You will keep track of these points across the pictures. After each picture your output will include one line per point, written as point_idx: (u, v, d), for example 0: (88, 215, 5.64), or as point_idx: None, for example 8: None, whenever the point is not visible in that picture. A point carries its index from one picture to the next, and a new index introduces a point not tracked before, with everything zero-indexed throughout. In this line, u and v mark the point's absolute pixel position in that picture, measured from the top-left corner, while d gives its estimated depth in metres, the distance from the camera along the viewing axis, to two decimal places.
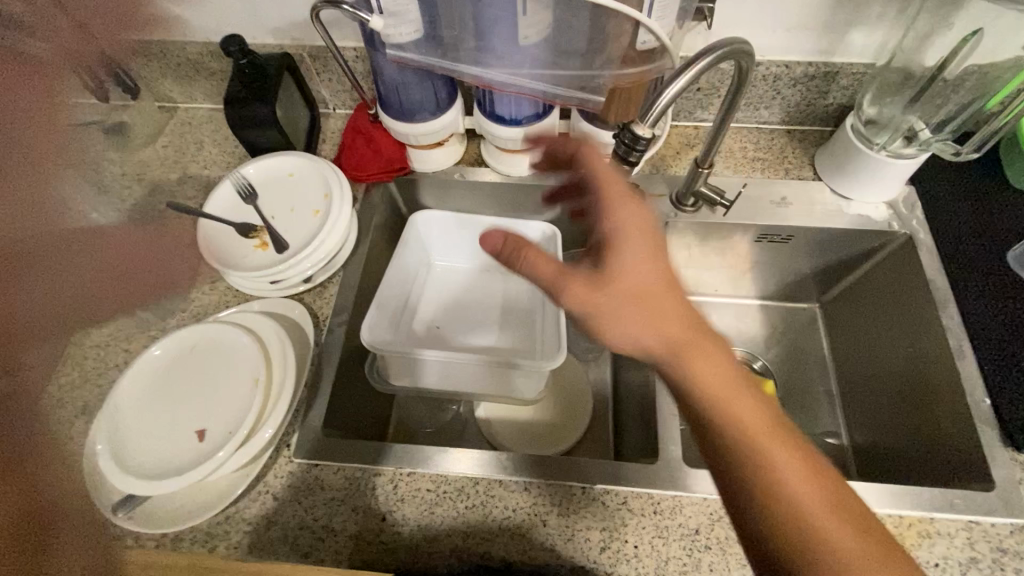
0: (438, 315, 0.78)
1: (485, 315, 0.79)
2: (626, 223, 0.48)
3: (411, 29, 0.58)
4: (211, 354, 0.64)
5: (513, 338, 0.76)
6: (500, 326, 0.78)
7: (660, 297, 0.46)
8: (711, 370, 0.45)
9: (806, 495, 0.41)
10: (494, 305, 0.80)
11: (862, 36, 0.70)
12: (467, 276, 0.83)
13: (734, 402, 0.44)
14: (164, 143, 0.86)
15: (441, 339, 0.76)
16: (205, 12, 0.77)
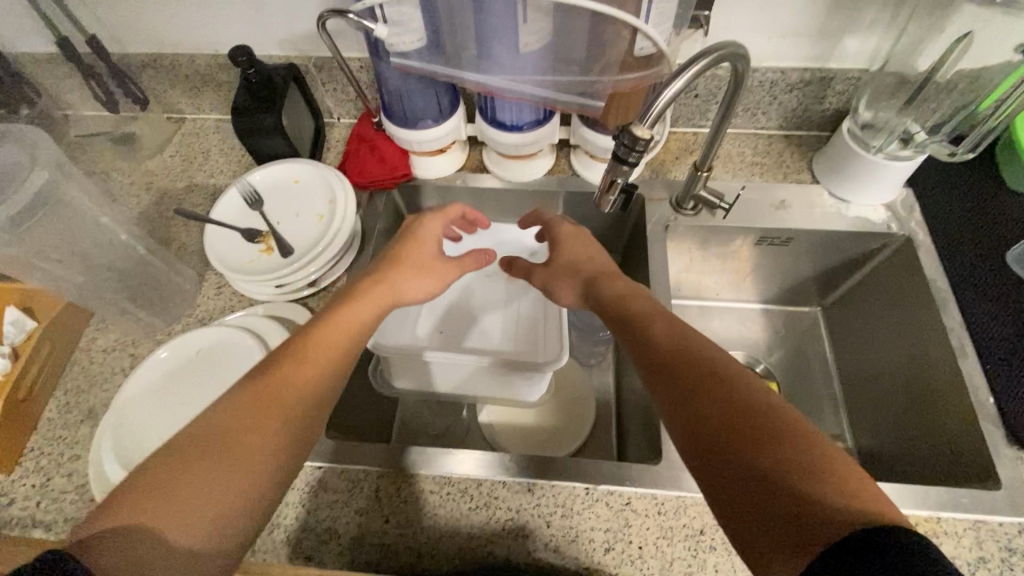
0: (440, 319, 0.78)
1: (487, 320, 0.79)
2: (565, 237, 0.65)
3: (414, 38, 0.60)
4: (217, 356, 0.64)
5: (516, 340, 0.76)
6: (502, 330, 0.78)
7: (585, 267, 0.61)
8: (641, 306, 0.52)
9: (713, 389, 0.40)
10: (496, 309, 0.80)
11: (856, 42, 0.71)
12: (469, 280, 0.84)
13: (653, 327, 0.48)
14: (172, 153, 0.88)
15: (443, 341, 0.76)
16: (213, 25, 0.79)
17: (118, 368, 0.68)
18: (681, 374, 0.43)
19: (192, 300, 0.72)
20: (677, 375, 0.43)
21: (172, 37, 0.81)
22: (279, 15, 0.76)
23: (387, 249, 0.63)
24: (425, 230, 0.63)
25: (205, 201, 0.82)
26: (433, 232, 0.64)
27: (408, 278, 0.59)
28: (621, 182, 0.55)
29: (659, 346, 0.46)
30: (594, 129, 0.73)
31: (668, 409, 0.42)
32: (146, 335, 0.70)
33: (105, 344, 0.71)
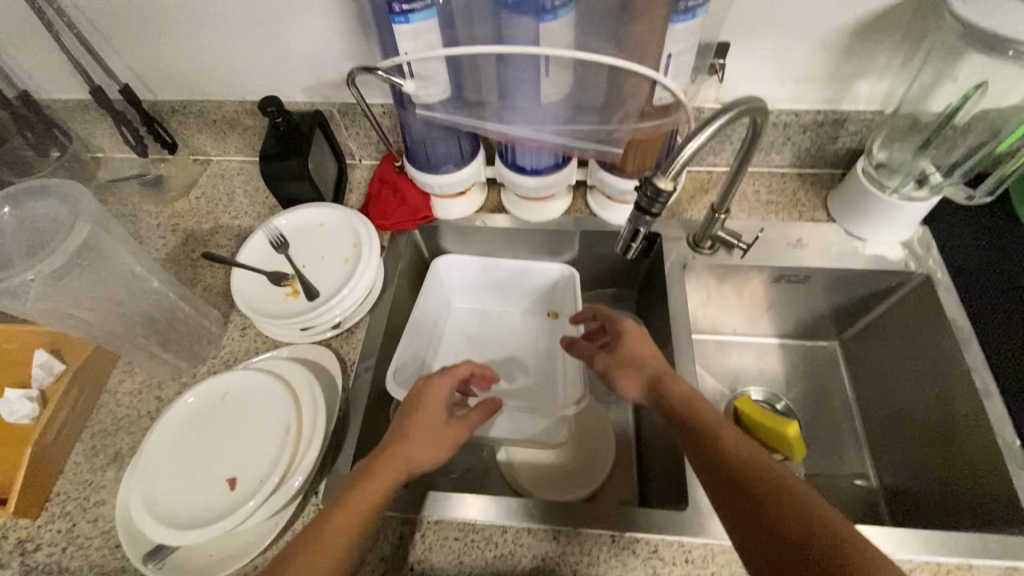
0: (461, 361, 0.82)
1: (506, 360, 0.82)
2: (625, 328, 0.65)
3: (439, 90, 0.62)
4: (244, 400, 0.65)
5: (535, 383, 0.79)
6: (521, 371, 0.81)
7: (648, 359, 0.61)
8: (707, 412, 0.53)
9: (793, 511, 0.42)
10: (514, 348, 0.83)
11: (868, 85, 0.72)
12: (487, 318, 0.87)
13: (723, 438, 0.50)
14: (197, 194, 0.90)
15: None
16: (241, 74, 0.82)
17: (144, 411, 0.69)
18: (759, 491, 0.44)
19: (218, 341, 0.73)
20: (755, 493, 0.44)
21: (201, 85, 0.84)
22: (305, 64, 0.79)
23: (395, 419, 0.59)
24: (430, 396, 0.59)
25: (231, 242, 0.83)
26: (439, 396, 0.60)
27: (415, 449, 0.55)
28: (644, 231, 0.56)
29: (731, 460, 0.48)
30: (613, 172, 0.74)
31: (751, 522, 0.44)
32: (172, 378, 0.71)
33: (131, 386, 0.72)
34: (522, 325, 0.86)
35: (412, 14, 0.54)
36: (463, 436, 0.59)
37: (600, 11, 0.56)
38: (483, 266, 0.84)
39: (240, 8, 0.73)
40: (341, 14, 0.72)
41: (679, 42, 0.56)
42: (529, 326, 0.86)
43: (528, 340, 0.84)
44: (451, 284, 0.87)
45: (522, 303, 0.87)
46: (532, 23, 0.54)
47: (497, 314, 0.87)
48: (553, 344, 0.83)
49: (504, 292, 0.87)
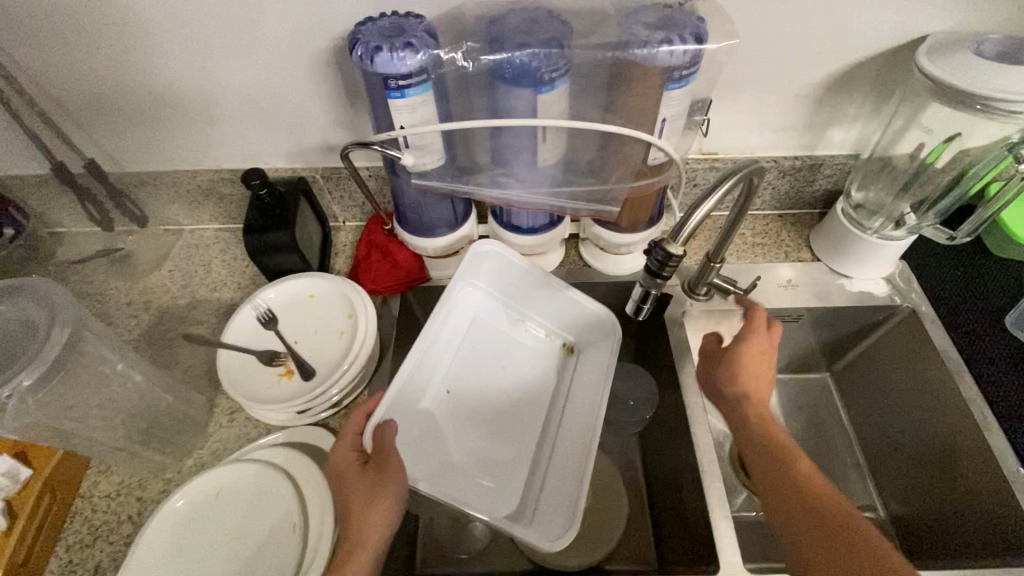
0: (455, 373, 0.76)
1: (504, 382, 0.77)
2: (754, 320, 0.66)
3: (435, 158, 0.61)
4: (239, 500, 0.59)
5: (524, 420, 0.75)
6: (519, 402, 0.76)
7: (756, 367, 0.64)
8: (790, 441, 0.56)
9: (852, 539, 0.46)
10: (516, 370, 0.78)
11: (840, 133, 0.75)
12: (502, 326, 0.80)
13: (801, 466, 0.53)
14: (172, 268, 0.86)
15: (448, 412, 0.73)
16: (217, 143, 0.79)
17: (127, 514, 0.64)
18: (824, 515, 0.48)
19: (205, 429, 0.69)
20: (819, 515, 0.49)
21: (171, 155, 0.80)
22: (285, 132, 0.77)
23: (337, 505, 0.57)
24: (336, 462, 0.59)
25: (211, 317, 0.79)
26: (345, 459, 0.58)
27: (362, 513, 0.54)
28: (655, 292, 0.56)
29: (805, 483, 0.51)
30: (607, 227, 0.74)
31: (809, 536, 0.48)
32: (157, 474, 0.66)
33: (108, 488, 0.66)
34: (533, 346, 0.80)
35: (408, 89, 0.54)
36: (394, 466, 0.57)
37: (594, 80, 0.56)
38: (518, 270, 0.77)
39: (217, 79, 0.71)
40: (322, 82, 0.71)
41: (673, 107, 0.56)
42: (537, 347, 0.80)
43: (528, 368, 0.78)
44: (476, 271, 0.78)
45: (544, 322, 0.81)
46: (531, 95, 0.54)
47: (515, 324, 0.81)
48: (559, 383, 0.78)
49: (532, 303, 0.80)
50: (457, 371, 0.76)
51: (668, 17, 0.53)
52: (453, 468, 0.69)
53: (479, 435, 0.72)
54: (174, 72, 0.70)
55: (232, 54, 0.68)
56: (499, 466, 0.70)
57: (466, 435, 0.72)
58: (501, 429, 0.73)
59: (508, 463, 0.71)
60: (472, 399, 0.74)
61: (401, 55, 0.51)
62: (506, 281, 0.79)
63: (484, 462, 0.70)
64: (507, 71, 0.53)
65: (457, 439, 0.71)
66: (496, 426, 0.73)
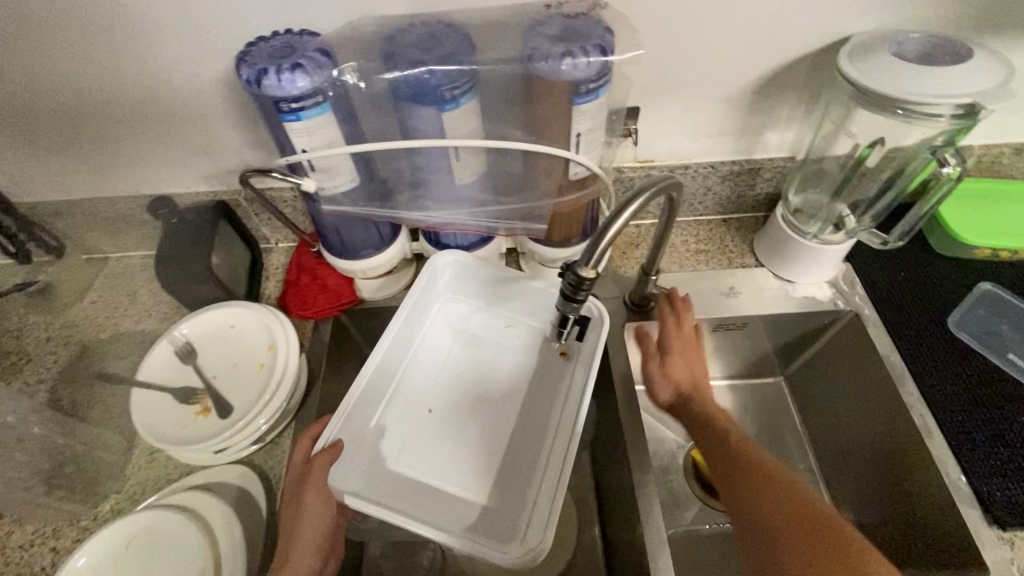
0: (433, 385, 0.72)
1: (489, 396, 0.71)
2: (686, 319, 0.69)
3: (347, 181, 0.58)
4: (156, 550, 0.56)
5: (514, 432, 0.69)
6: (506, 412, 0.70)
7: (691, 356, 0.68)
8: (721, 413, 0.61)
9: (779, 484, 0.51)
10: (504, 381, 0.72)
11: (776, 136, 0.74)
12: (483, 335, 0.76)
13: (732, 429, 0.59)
14: (94, 299, 0.81)
15: (429, 429, 0.68)
16: (132, 169, 0.75)
17: (36, 568, 0.60)
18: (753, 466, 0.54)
19: (123, 472, 0.66)
20: (750, 468, 0.53)
21: (84, 182, 0.76)
22: (201, 154, 0.74)
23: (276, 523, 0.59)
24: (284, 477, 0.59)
25: (133, 351, 0.75)
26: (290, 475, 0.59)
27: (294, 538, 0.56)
28: (572, 315, 0.53)
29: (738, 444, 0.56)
30: (540, 241, 0.71)
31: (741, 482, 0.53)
32: (70, 523, 0.63)
33: (21, 539, 0.62)
34: (524, 349, 0.74)
35: (303, 112, 0.50)
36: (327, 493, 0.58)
37: (504, 98, 0.54)
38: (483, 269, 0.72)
39: (123, 103, 0.67)
40: (233, 102, 0.67)
41: (586, 121, 0.53)
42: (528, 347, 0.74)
43: (516, 372, 0.73)
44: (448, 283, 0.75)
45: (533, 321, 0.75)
46: (434, 113, 0.51)
47: (499, 329, 0.76)
48: (555, 391, 0.70)
49: (513, 305, 0.75)
50: (435, 387, 0.71)
51: (572, 28, 0.51)
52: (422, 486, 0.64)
53: (456, 455, 0.67)
54: (74, 97, 0.66)
55: (134, 77, 0.64)
56: (485, 478, 0.65)
57: (451, 452, 0.67)
58: (482, 445, 0.67)
59: (490, 480, 0.65)
60: (457, 412, 0.70)
61: (289, 77, 0.48)
62: (474, 285, 0.75)
63: (473, 475, 0.65)
64: (407, 90, 0.50)
65: (437, 454, 0.67)
66: (477, 444, 0.68)
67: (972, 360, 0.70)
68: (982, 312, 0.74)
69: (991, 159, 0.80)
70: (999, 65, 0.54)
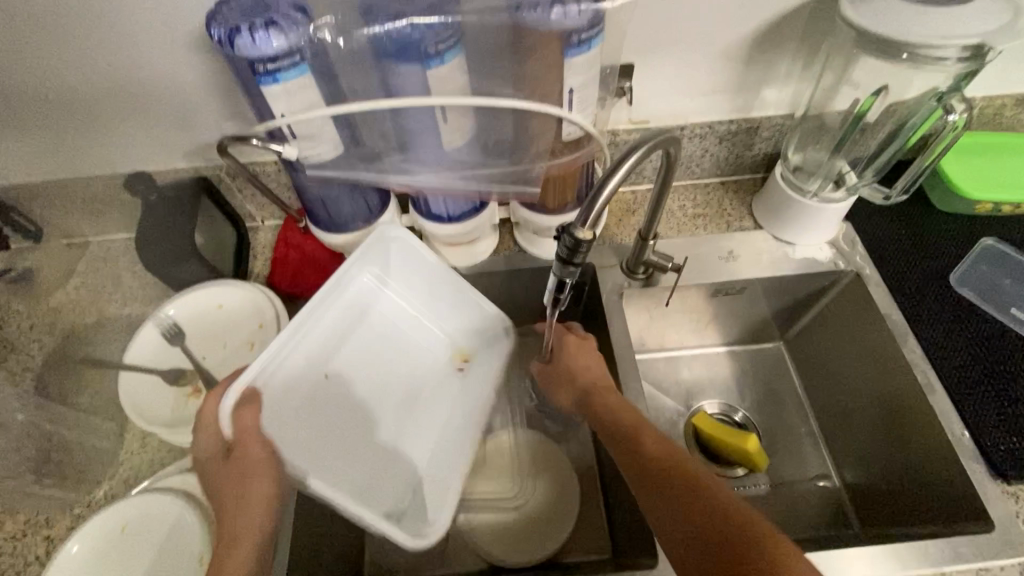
0: (337, 349, 0.63)
1: (387, 388, 0.67)
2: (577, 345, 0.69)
3: (330, 148, 0.55)
4: (152, 528, 0.56)
5: (400, 432, 0.66)
6: (400, 407, 0.67)
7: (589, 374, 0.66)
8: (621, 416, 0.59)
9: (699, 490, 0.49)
10: (409, 382, 0.69)
11: (774, 92, 0.71)
12: (395, 322, 0.70)
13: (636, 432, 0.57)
14: (78, 285, 0.77)
15: (321, 400, 0.60)
16: (107, 146, 0.72)
17: (31, 557, 0.59)
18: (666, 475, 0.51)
19: (115, 457, 0.65)
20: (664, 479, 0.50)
21: (57, 162, 0.73)
22: (178, 128, 0.71)
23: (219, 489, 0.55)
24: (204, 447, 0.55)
25: (120, 336, 0.73)
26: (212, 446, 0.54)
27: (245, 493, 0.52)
28: (569, 279, 0.52)
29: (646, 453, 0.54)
30: (534, 209, 0.69)
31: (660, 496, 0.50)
32: (62, 511, 0.62)
33: (13, 530, 0.61)
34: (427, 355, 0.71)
35: (280, 73, 0.48)
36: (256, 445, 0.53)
37: (490, 53, 0.51)
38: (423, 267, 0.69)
39: (90, 76, 0.64)
40: (208, 71, 0.64)
41: (578, 76, 0.51)
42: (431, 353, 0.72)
43: (416, 374, 0.70)
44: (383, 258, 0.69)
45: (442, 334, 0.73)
46: (419, 71, 0.49)
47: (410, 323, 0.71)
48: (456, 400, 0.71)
49: (432, 310, 0.73)
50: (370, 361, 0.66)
51: None
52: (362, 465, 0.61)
53: (353, 445, 0.62)
54: (35, 70, 0.62)
55: (99, 47, 0.61)
56: (372, 469, 0.62)
57: (339, 436, 0.61)
58: (374, 438, 0.64)
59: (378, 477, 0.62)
60: (352, 392, 0.64)
61: (262, 36, 0.45)
62: (407, 273, 0.70)
63: (359, 463, 0.61)
64: (389, 46, 0.48)
65: (324, 431, 0.60)
66: (366, 435, 0.63)
67: (974, 316, 0.69)
68: (986, 268, 0.73)
69: (992, 112, 0.78)
70: (1006, 3, 0.52)
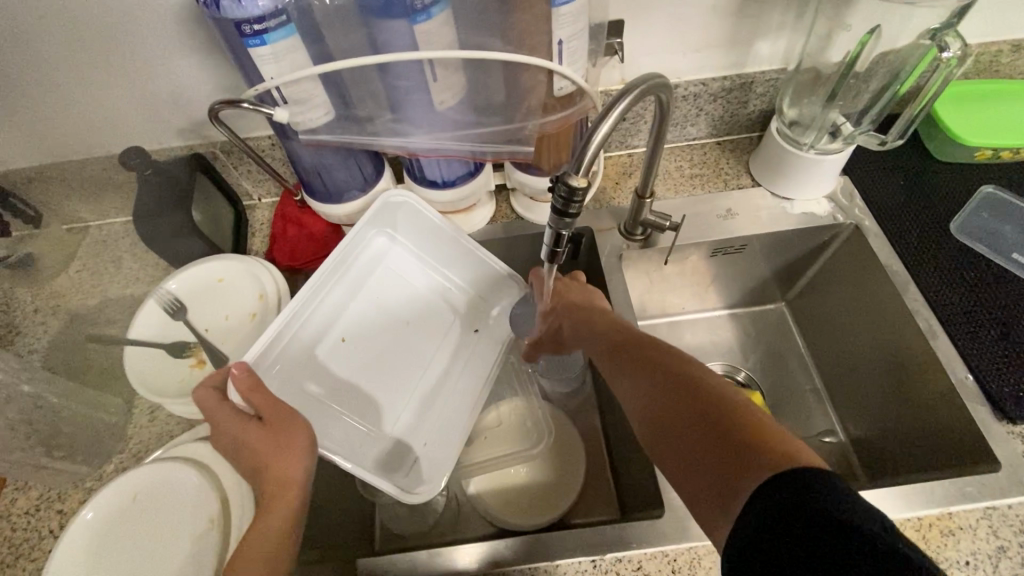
0: (347, 312, 0.66)
1: (401, 345, 0.69)
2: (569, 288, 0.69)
3: (321, 112, 0.55)
4: (163, 498, 0.56)
5: (414, 383, 0.68)
6: (422, 359, 0.69)
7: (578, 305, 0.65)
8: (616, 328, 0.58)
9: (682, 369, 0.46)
10: (427, 335, 0.71)
11: (767, 45, 0.71)
12: (414, 282, 0.72)
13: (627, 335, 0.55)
14: (80, 268, 0.78)
15: (338, 362, 0.64)
16: (100, 127, 0.72)
17: (47, 529, 0.60)
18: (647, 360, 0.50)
19: (123, 432, 0.66)
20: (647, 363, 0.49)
21: (51, 146, 0.73)
22: (170, 106, 0.71)
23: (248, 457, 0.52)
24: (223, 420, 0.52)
25: (124, 315, 0.73)
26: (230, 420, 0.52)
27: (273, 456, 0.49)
28: (566, 232, 0.52)
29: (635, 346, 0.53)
30: (529, 171, 0.70)
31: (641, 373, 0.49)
32: (74, 484, 0.63)
33: (27, 505, 0.62)
34: (448, 308, 0.73)
35: (267, 34, 0.47)
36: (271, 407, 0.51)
37: (476, 6, 0.51)
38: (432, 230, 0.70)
39: (74, 55, 0.63)
40: (195, 44, 0.64)
41: (567, 27, 0.51)
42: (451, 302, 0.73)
43: (434, 327, 0.71)
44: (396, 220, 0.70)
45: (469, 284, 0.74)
46: (406, 26, 0.48)
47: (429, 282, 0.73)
48: (468, 344, 0.72)
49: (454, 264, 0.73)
50: (385, 314, 0.69)
51: None
52: (359, 417, 0.63)
53: (366, 400, 0.64)
54: (23, 52, 0.62)
55: (83, 25, 0.60)
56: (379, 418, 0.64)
57: (353, 393, 0.64)
58: (392, 389, 0.66)
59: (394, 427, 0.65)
60: (372, 351, 0.67)
61: None
62: (424, 235, 0.71)
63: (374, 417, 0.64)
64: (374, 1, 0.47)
65: (339, 385, 0.63)
66: (379, 391, 0.65)
67: (975, 263, 0.69)
68: (986, 215, 0.72)
69: (990, 59, 0.77)
70: None
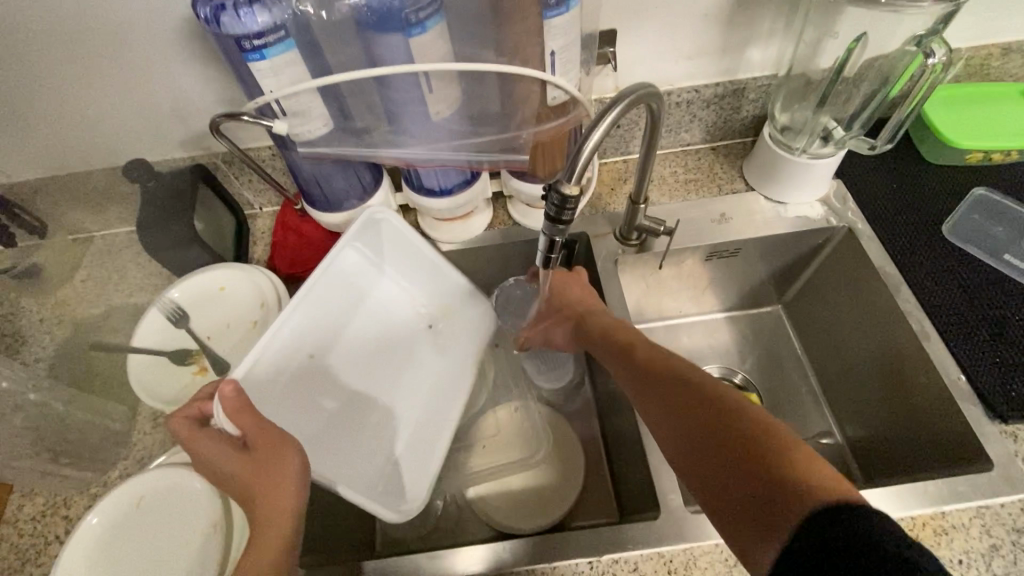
0: (319, 328, 0.64)
1: (364, 362, 0.69)
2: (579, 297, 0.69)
3: (319, 124, 0.56)
4: (166, 503, 0.57)
5: (380, 400, 0.68)
6: (382, 379, 0.70)
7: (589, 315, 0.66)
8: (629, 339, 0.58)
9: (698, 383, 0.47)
10: (390, 351, 0.72)
11: (758, 52, 0.72)
12: (378, 297, 0.72)
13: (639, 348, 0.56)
14: (85, 277, 0.79)
15: (309, 379, 0.63)
16: (103, 139, 0.73)
17: (53, 535, 0.61)
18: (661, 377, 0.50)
19: (128, 439, 0.67)
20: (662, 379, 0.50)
21: (57, 158, 0.74)
22: (172, 118, 0.72)
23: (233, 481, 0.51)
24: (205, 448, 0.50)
25: (128, 323, 0.74)
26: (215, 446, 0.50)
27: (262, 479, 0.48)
28: (559, 239, 0.53)
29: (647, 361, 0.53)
30: (525, 178, 0.71)
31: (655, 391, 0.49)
32: (80, 490, 0.64)
33: (34, 511, 0.63)
34: (406, 323, 0.74)
35: (267, 49, 0.49)
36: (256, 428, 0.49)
37: (470, 19, 0.52)
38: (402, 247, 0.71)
39: (78, 70, 0.64)
40: (196, 58, 0.65)
41: (559, 38, 0.53)
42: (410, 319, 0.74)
43: (395, 343, 0.72)
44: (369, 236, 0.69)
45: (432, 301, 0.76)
46: (401, 40, 0.50)
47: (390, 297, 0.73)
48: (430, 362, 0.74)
49: (418, 282, 0.75)
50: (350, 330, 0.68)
51: None
52: (331, 436, 0.62)
53: (339, 416, 0.64)
54: (29, 68, 0.63)
55: (86, 40, 0.62)
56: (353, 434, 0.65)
57: (323, 409, 0.63)
58: (359, 405, 0.66)
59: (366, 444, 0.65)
60: (340, 368, 0.66)
61: (247, 11, 0.46)
62: (393, 252, 0.72)
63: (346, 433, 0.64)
64: (371, 16, 0.49)
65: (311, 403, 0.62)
66: (344, 407, 0.65)
67: (968, 264, 0.70)
68: (979, 217, 0.73)
69: (980, 63, 0.78)
70: None
